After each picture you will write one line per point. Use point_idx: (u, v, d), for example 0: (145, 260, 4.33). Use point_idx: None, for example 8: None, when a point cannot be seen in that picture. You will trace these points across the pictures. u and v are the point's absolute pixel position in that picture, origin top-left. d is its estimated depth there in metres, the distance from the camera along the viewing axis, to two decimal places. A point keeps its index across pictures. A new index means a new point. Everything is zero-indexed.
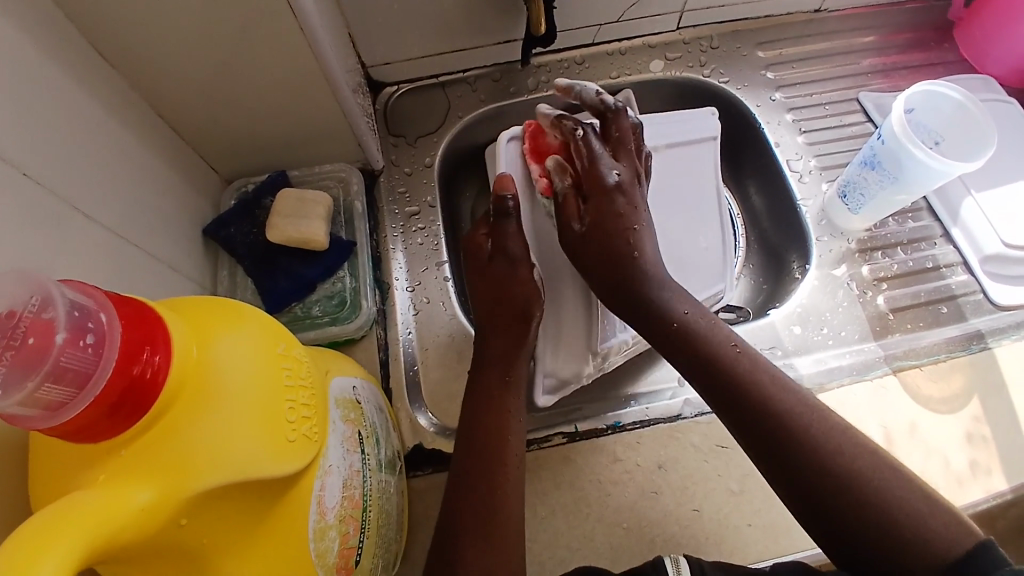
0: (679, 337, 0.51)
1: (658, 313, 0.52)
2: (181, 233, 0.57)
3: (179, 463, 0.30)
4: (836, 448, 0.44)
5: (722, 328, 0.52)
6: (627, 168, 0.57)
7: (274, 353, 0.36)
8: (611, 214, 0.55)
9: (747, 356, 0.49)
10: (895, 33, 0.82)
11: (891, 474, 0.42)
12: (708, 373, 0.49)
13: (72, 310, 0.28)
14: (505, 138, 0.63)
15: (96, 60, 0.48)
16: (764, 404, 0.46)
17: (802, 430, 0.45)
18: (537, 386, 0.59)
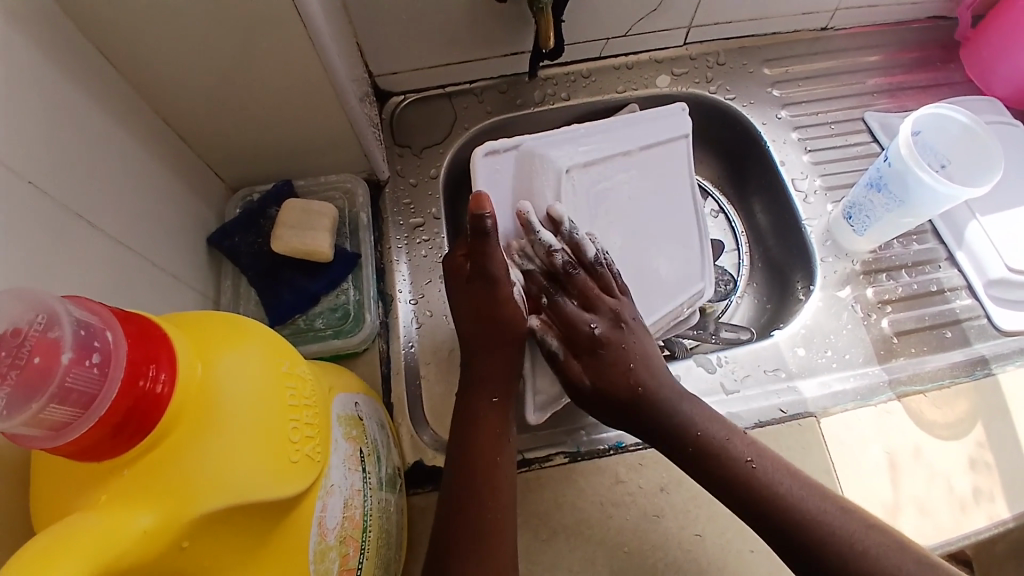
0: (700, 461, 0.52)
1: (675, 438, 0.53)
2: (184, 242, 0.57)
3: (181, 486, 0.29)
4: (862, 551, 0.46)
5: (734, 439, 0.52)
6: (605, 317, 0.56)
7: (279, 372, 0.35)
8: (610, 367, 0.55)
9: (762, 469, 0.50)
10: (901, 53, 0.82)
11: (920, 565, 0.45)
12: (732, 494, 0.51)
13: (78, 329, 0.28)
14: (479, 153, 0.60)
15: (103, 69, 0.48)
16: (788, 518, 0.48)
17: (829, 538, 0.47)
18: (528, 403, 0.57)
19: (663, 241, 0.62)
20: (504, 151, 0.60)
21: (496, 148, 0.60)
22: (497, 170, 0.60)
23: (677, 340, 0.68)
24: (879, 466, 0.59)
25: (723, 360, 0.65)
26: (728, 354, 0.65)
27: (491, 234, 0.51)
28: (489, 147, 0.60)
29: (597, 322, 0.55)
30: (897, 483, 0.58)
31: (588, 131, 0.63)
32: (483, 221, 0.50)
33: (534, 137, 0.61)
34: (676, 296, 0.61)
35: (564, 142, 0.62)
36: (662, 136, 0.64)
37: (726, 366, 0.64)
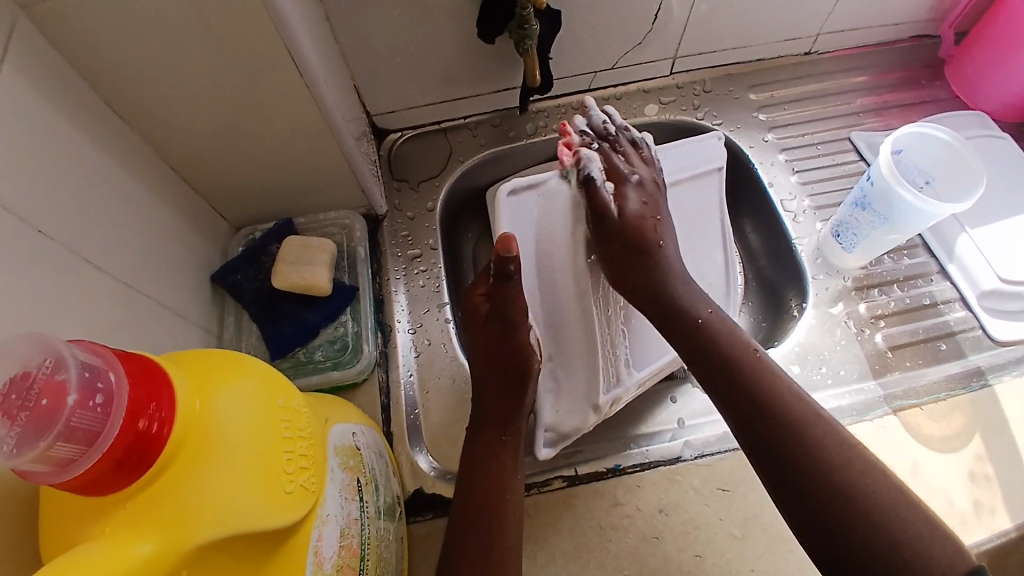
0: (701, 332, 0.55)
1: (685, 309, 0.56)
2: (189, 281, 0.59)
3: (180, 516, 0.31)
4: (839, 461, 0.46)
5: (742, 332, 0.55)
6: (644, 174, 0.63)
7: (274, 405, 0.37)
8: (639, 206, 0.60)
9: (765, 358, 0.53)
10: (886, 73, 0.84)
11: (897, 497, 0.45)
12: (721, 365, 0.53)
13: (83, 371, 0.30)
14: (503, 192, 0.63)
15: (111, 120, 0.51)
16: (777, 400, 0.50)
17: (808, 435, 0.48)
18: (538, 438, 0.58)
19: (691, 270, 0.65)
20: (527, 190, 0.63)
21: (519, 188, 0.64)
22: (519, 211, 0.63)
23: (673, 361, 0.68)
24: None
25: None
26: None
27: (513, 278, 0.55)
28: (513, 187, 0.64)
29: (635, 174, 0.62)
30: None
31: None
32: (507, 263, 0.55)
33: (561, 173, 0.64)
34: None
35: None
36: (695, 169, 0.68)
37: None
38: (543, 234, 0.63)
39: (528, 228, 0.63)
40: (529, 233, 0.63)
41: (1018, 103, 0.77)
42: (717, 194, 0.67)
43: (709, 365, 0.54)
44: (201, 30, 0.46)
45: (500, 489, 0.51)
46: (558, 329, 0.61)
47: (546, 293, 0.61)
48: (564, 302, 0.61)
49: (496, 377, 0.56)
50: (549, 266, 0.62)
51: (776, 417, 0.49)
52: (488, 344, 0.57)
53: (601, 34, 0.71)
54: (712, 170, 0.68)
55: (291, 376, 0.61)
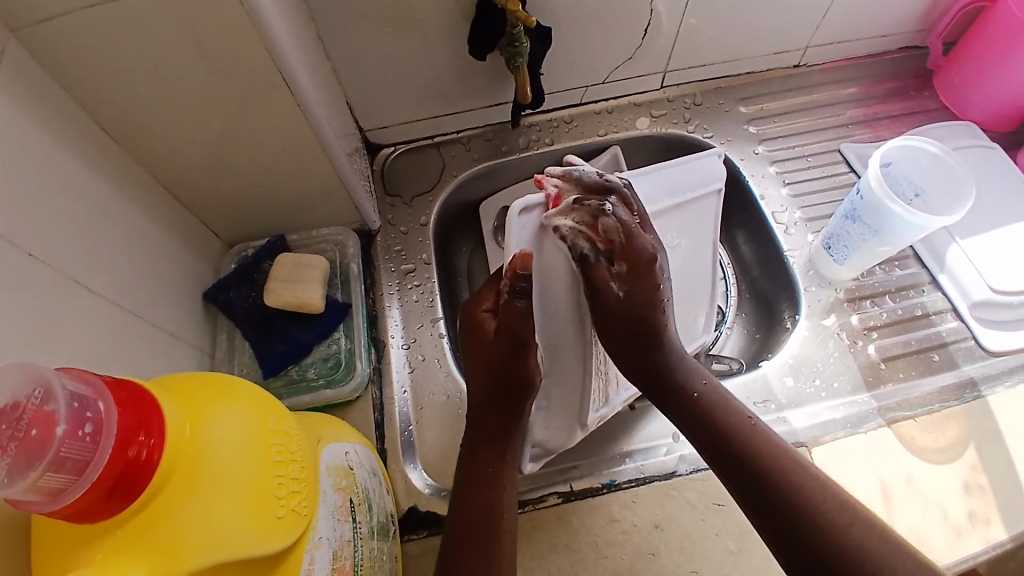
0: (696, 407, 0.54)
1: (683, 381, 0.55)
2: (181, 300, 0.59)
3: (171, 545, 0.31)
4: (843, 524, 0.46)
5: (735, 400, 0.55)
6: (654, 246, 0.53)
7: (265, 429, 0.37)
8: (647, 288, 0.53)
9: (761, 427, 0.52)
10: (874, 84, 0.85)
11: (908, 555, 0.44)
12: (719, 438, 0.52)
13: (72, 402, 0.29)
14: (516, 210, 0.51)
15: (103, 140, 0.51)
16: (776, 472, 0.49)
17: (813, 505, 0.47)
18: (525, 454, 0.59)
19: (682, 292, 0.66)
20: (545, 205, 0.53)
21: (533, 204, 0.53)
22: (533, 231, 0.53)
23: None
24: (873, 495, 0.58)
25: None
26: None
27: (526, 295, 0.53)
28: (527, 202, 0.52)
29: (645, 249, 0.53)
30: (891, 511, 0.57)
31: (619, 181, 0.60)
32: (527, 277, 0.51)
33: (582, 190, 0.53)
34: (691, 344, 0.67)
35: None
36: (701, 187, 0.64)
37: None
38: (546, 260, 0.54)
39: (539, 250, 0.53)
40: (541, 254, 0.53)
41: (1007, 112, 0.78)
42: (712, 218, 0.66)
43: (704, 438, 0.53)
44: (192, 50, 0.46)
45: (497, 508, 0.51)
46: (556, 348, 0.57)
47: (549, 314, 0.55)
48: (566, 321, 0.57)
49: (496, 397, 0.54)
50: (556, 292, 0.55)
51: (777, 484, 0.49)
52: (493, 359, 0.54)
53: (591, 49, 0.72)
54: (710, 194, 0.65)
55: (284, 395, 0.60)
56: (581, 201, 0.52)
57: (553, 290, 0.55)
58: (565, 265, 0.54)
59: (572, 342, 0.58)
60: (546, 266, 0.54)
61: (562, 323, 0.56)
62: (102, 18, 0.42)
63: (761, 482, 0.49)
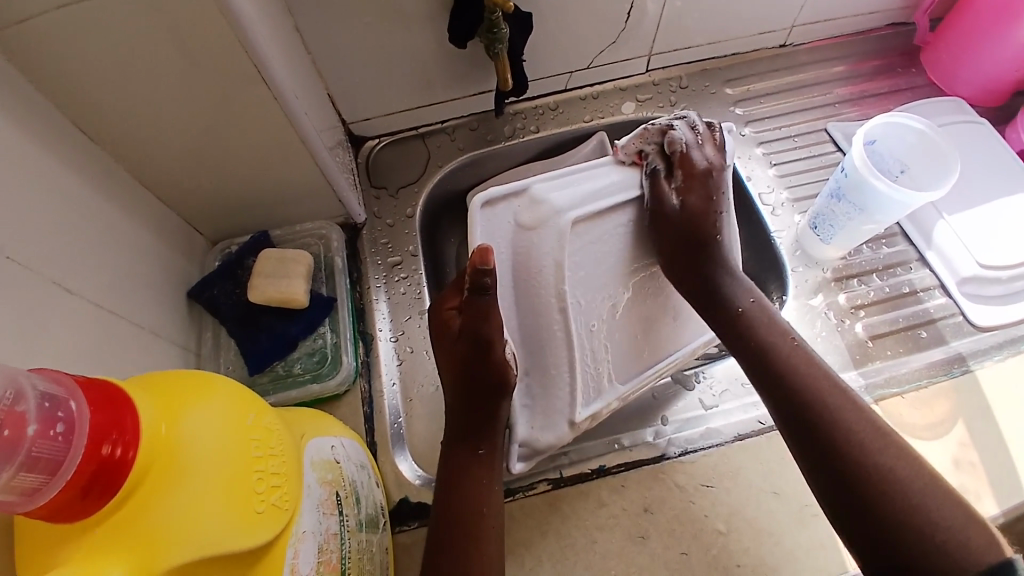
0: (740, 324, 0.57)
1: (726, 299, 0.59)
2: (164, 299, 0.59)
3: (148, 540, 0.31)
4: (877, 443, 0.47)
5: (784, 323, 0.57)
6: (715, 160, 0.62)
7: (244, 425, 0.37)
8: (702, 196, 0.61)
9: (805, 350, 0.54)
10: (861, 62, 0.84)
11: (921, 476, 0.46)
12: (764, 352, 0.55)
13: (42, 402, 0.29)
14: (477, 203, 0.60)
15: (79, 139, 0.50)
16: (820, 387, 0.51)
17: (840, 419, 0.49)
18: (512, 452, 0.57)
19: None
20: (505, 199, 0.61)
21: (495, 198, 0.61)
22: (497, 220, 0.60)
23: None
24: None
25: (701, 376, 0.66)
26: (706, 370, 0.66)
27: (488, 291, 0.53)
28: (490, 196, 0.61)
29: (703, 163, 0.61)
30: None
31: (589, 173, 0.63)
32: (483, 275, 0.52)
33: (540, 180, 0.61)
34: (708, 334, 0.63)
35: (575, 185, 0.61)
36: None
37: (704, 382, 0.65)
38: (517, 246, 0.59)
39: (504, 243, 0.60)
40: (506, 244, 0.60)
41: (995, 87, 0.78)
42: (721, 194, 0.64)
43: (750, 351, 0.56)
44: (166, 48, 0.45)
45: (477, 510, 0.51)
46: (534, 341, 0.58)
47: (525, 306, 0.58)
48: (542, 314, 0.58)
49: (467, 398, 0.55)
50: (529, 278, 0.58)
51: (816, 398, 0.50)
52: (457, 360, 0.55)
53: (574, 35, 0.71)
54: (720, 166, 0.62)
55: (272, 391, 0.61)
56: (650, 130, 0.63)
57: (533, 272, 0.58)
58: (535, 255, 0.59)
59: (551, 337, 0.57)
60: (520, 250, 0.59)
61: (538, 312, 0.58)
62: (71, 19, 0.42)
63: (796, 394, 0.51)
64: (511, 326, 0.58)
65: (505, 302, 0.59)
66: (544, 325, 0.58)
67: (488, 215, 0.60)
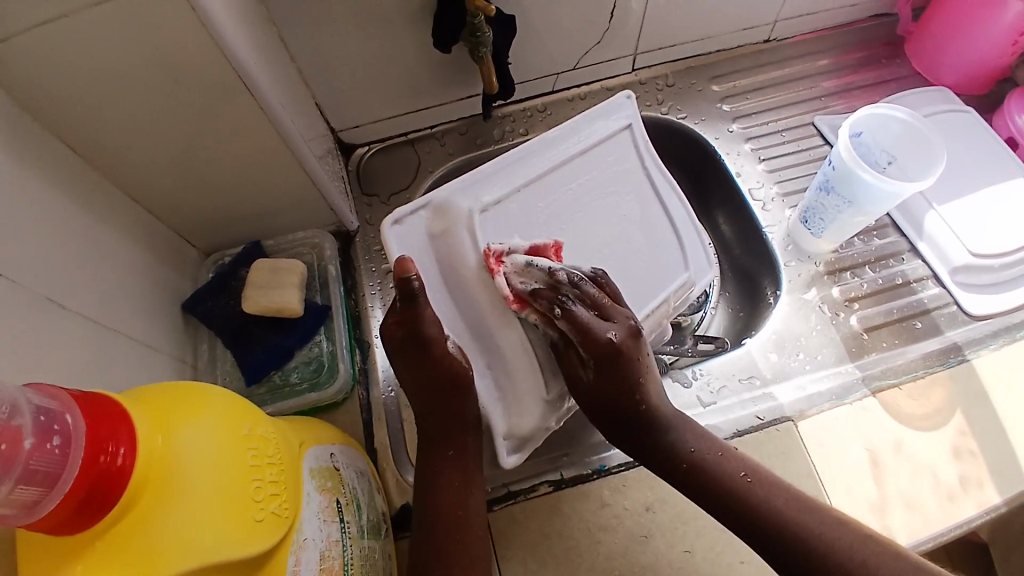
0: (693, 479, 0.53)
1: (669, 455, 0.54)
2: (158, 313, 0.59)
3: (148, 554, 0.31)
4: (859, 559, 0.47)
5: (729, 454, 0.54)
6: (621, 326, 0.53)
7: (239, 435, 0.37)
8: (619, 375, 0.53)
9: (758, 484, 0.51)
10: (847, 54, 0.84)
11: (919, 572, 0.46)
12: (719, 500, 0.52)
13: (37, 415, 0.29)
14: (386, 224, 0.57)
15: (69, 157, 0.50)
16: (791, 529, 0.49)
17: (831, 544, 0.48)
18: (499, 448, 0.54)
19: (636, 237, 0.59)
20: (413, 214, 0.58)
21: (403, 214, 0.58)
22: (410, 233, 0.57)
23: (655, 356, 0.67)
24: (861, 466, 0.59)
25: (698, 374, 0.66)
26: (703, 367, 0.66)
27: (420, 296, 0.52)
28: (397, 215, 0.58)
29: (612, 336, 0.52)
30: (882, 481, 0.58)
31: (498, 167, 0.60)
32: (409, 283, 0.52)
33: (442, 188, 0.59)
34: (664, 289, 0.58)
35: (478, 187, 0.59)
36: (606, 131, 0.62)
37: (701, 379, 0.65)
38: (439, 249, 0.56)
39: (424, 252, 0.57)
40: (426, 254, 0.57)
41: (981, 74, 0.79)
42: (640, 148, 0.62)
43: (705, 501, 0.52)
44: (151, 63, 0.45)
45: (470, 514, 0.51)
46: (486, 333, 0.55)
47: (464, 302, 0.55)
48: (483, 306, 0.55)
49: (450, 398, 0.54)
50: (458, 274, 0.55)
51: (792, 535, 0.49)
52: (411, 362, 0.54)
53: (559, 35, 0.71)
54: (621, 130, 0.63)
55: (269, 400, 0.61)
56: (538, 298, 0.53)
57: (461, 269, 0.55)
58: (460, 252, 0.55)
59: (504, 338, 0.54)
60: (442, 252, 0.56)
61: (473, 306, 0.55)
62: (55, 35, 0.42)
63: (781, 539, 0.49)
64: (456, 326, 0.56)
65: (443, 305, 0.56)
66: (492, 314, 0.54)
67: (392, 245, 0.56)
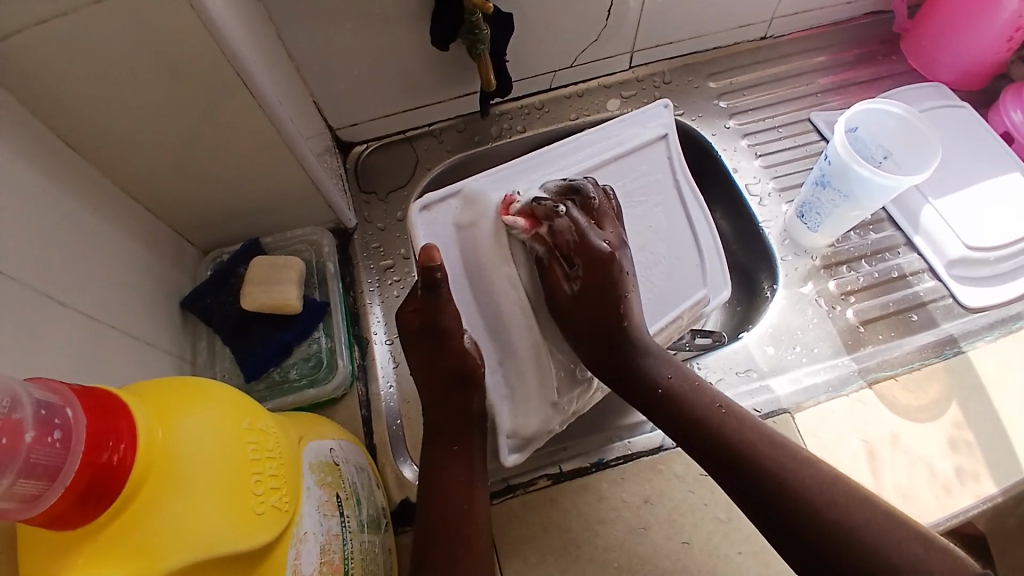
0: (668, 401, 0.54)
1: (645, 380, 0.55)
2: (157, 310, 0.59)
3: (148, 545, 0.31)
4: (826, 496, 0.46)
5: (706, 389, 0.55)
6: (613, 236, 0.57)
7: (239, 429, 0.37)
8: (602, 287, 0.55)
9: (732, 415, 0.52)
10: (843, 52, 0.85)
11: (888, 516, 0.45)
12: (689, 427, 0.52)
13: (38, 409, 0.29)
14: (416, 207, 0.59)
15: (67, 154, 0.50)
16: (760, 461, 0.49)
17: (800, 480, 0.47)
18: (501, 446, 0.56)
19: (658, 247, 0.61)
20: (443, 201, 0.60)
21: (433, 201, 0.60)
22: (437, 223, 0.59)
23: None
24: (858, 458, 0.59)
25: (697, 368, 0.66)
26: (700, 361, 0.67)
27: (441, 286, 0.54)
28: (427, 200, 0.60)
29: (602, 247, 0.56)
30: (878, 472, 0.59)
31: (531, 163, 0.63)
32: (433, 272, 0.53)
33: (476, 178, 0.61)
34: (684, 300, 0.59)
35: (511, 184, 0.62)
36: (638, 141, 0.64)
37: (699, 373, 0.66)
38: (464, 241, 0.58)
39: (450, 240, 0.59)
40: (451, 244, 0.59)
41: (978, 70, 0.79)
42: (672, 161, 0.64)
43: (676, 428, 0.53)
44: (149, 59, 0.45)
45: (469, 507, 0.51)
46: (500, 330, 0.57)
47: (482, 297, 0.57)
48: (501, 303, 0.57)
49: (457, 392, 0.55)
50: (480, 269, 0.57)
51: (759, 464, 0.49)
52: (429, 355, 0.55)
53: (557, 32, 0.72)
54: (655, 139, 0.65)
55: (268, 397, 0.61)
56: (538, 204, 0.58)
57: (483, 263, 0.57)
58: (482, 247, 0.58)
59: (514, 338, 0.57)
60: (467, 244, 0.58)
61: (492, 300, 0.57)
62: (54, 33, 0.42)
63: (749, 464, 0.49)
64: (471, 318, 0.57)
65: (462, 296, 0.58)
66: (511, 310, 0.57)
67: (419, 215, 0.59)
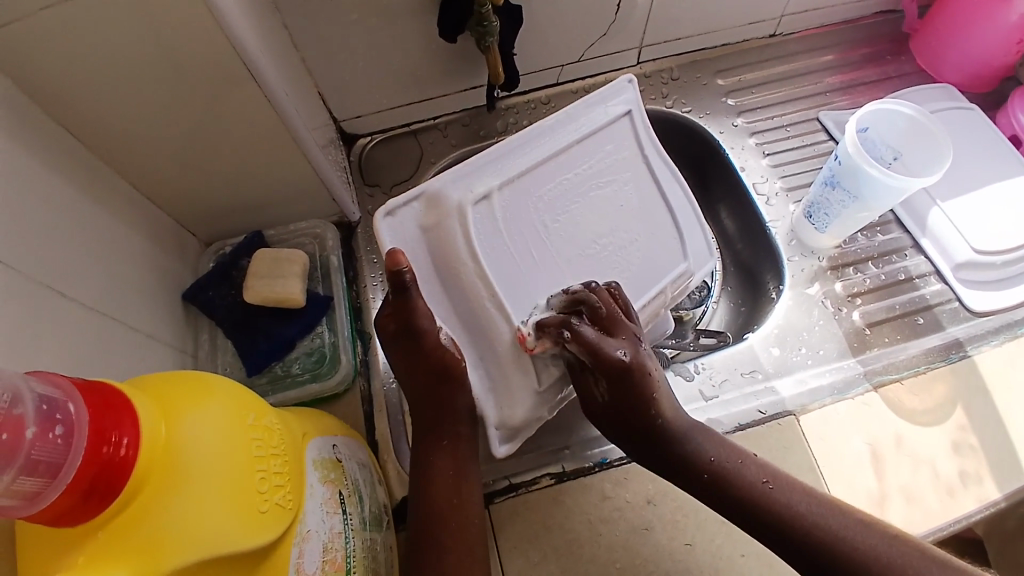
0: (717, 488, 0.52)
1: (689, 468, 0.52)
2: (159, 302, 0.58)
3: (152, 544, 0.31)
4: (886, 561, 0.47)
5: (748, 461, 0.53)
6: (628, 342, 0.52)
7: (243, 425, 0.37)
8: (633, 396, 0.53)
9: (779, 489, 0.51)
10: (852, 50, 0.84)
11: (941, 566, 0.47)
12: (744, 513, 0.51)
13: (39, 404, 0.29)
14: (380, 217, 0.55)
15: (69, 143, 0.50)
16: (818, 535, 0.49)
17: (865, 550, 0.48)
18: (491, 438, 0.53)
19: (633, 225, 0.58)
20: (405, 207, 0.55)
21: (396, 206, 0.55)
22: (403, 226, 0.55)
23: (657, 350, 0.67)
24: (862, 459, 0.59)
25: (700, 367, 0.66)
26: (704, 360, 0.66)
27: (411, 288, 0.50)
28: (389, 207, 0.55)
29: (622, 358, 0.52)
30: (883, 474, 0.58)
31: (491, 155, 0.58)
32: (401, 276, 0.49)
33: (435, 177, 0.56)
34: (664, 278, 0.58)
35: (473, 174, 0.56)
36: (604, 119, 0.61)
37: (703, 372, 0.65)
38: (434, 246, 0.54)
39: (417, 247, 0.54)
40: (419, 248, 0.54)
41: (984, 73, 0.78)
42: (640, 137, 0.61)
43: (730, 512, 0.51)
44: (154, 49, 0.45)
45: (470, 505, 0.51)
46: (479, 326, 0.53)
47: (459, 296, 0.54)
48: (475, 301, 0.53)
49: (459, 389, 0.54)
50: (453, 268, 0.53)
51: (825, 544, 0.48)
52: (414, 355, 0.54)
53: (564, 27, 0.71)
54: (621, 115, 0.61)
55: (270, 391, 0.61)
56: (545, 328, 0.51)
57: (455, 262, 0.53)
58: (456, 243, 0.53)
59: (499, 331, 0.53)
60: (435, 247, 0.54)
61: (469, 296, 0.53)
62: (56, 20, 0.41)
63: (811, 543, 0.48)
64: (449, 320, 0.54)
65: (436, 301, 0.54)
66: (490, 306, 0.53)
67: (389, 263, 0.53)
